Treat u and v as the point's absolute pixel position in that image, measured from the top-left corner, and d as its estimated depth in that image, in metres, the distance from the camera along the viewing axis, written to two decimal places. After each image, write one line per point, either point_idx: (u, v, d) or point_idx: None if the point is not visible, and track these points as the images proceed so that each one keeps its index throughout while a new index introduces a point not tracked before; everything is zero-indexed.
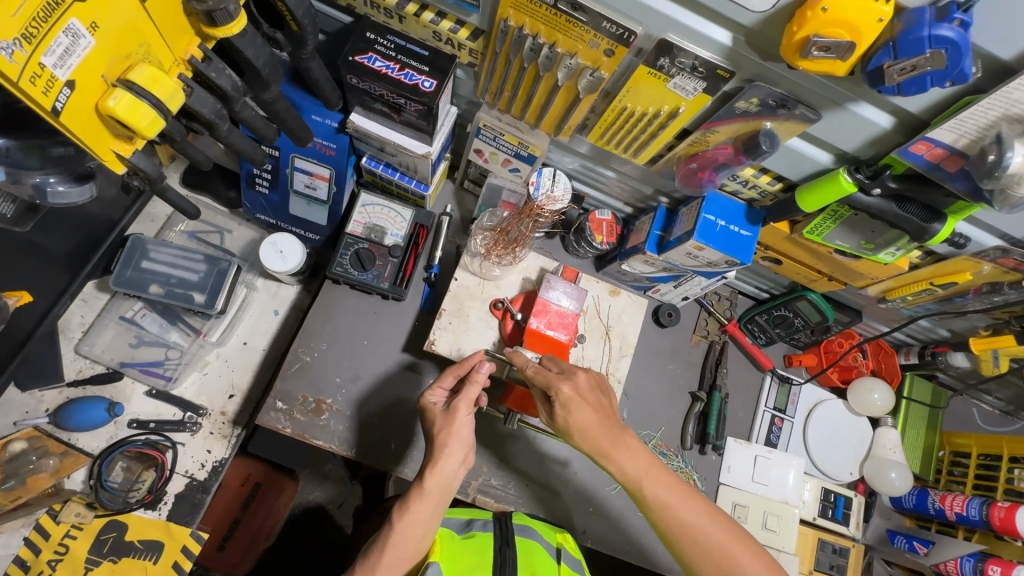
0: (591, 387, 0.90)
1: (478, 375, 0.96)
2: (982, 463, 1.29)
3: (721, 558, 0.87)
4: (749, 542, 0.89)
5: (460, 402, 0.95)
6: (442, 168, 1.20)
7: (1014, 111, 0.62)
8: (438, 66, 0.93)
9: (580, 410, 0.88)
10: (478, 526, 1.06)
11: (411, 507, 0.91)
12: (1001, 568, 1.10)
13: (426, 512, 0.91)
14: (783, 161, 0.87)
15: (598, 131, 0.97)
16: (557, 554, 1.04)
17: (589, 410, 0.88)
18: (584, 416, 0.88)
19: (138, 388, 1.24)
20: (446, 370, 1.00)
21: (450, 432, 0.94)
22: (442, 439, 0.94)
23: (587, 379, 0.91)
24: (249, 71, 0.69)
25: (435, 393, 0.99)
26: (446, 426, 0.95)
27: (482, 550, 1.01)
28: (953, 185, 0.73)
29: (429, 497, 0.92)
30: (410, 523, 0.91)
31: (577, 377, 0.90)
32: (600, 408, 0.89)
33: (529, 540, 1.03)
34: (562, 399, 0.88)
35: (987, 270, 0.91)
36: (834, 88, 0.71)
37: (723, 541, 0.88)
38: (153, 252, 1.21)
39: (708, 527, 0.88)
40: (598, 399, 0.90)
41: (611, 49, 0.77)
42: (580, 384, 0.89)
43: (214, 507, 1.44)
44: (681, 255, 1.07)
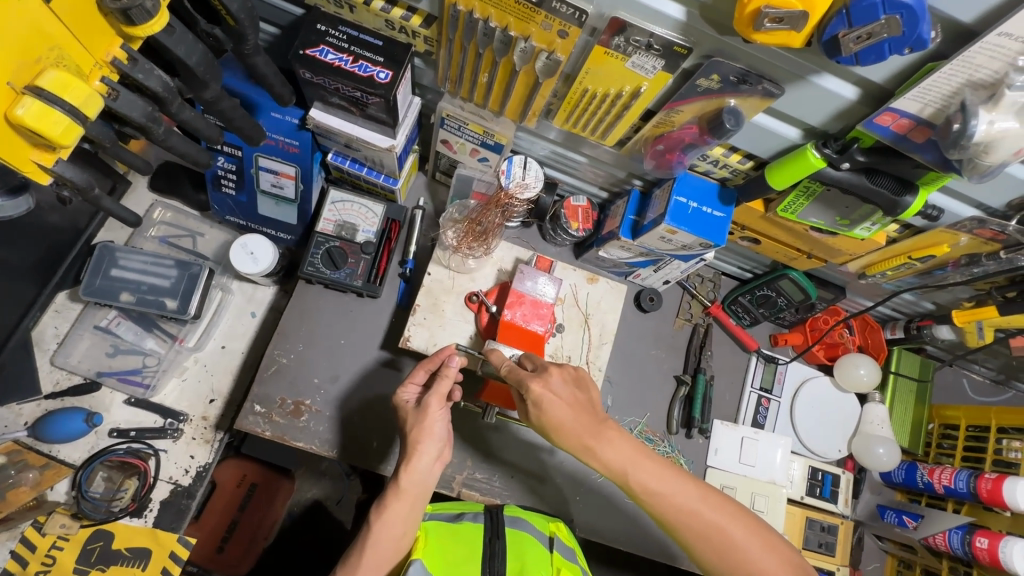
0: (566, 382, 0.88)
1: (450, 370, 0.95)
2: (971, 435, 1.28)
3: (719, 540, 0.83)
4: (745, 519, 0.85)
5: (431, 397, 0.95)
6: (410, 160, 1.18)
7: (978, 76, 0.59)
8: (393, 56, 0.90)
9: (552, 406, 0.85)
10: (469, 517, 1.06)
11: (388, 505, 0.91)
12: (989, 538, 1.10)
13: (405, 509, 0.91)
14: (751, 138, 0.84)
15: (562, 116, 0.94)
16: (549, 544, 1.03)
17: (563, 408, 0.85)
18: (558, 413, 0.85)
19: (117, 397, 1.23)
20: (418, 366, 0.99)
21: (422, 427, 0.94)
22: (415, 436, 0.93)
23: (561, 375, 0.88)
24: (183, 71, 0.67)
25: (409, 390, 0.99)
26: (418, 423, 0.94)
27: (470, 539, 1.01)
28: (921, 157, 0.70)
29: (405, 495, 0.92)
30: (387, 522, 0.90)
31: (550, 373, 0.88)
32: (576, 404, 0.86)
33: (519, 531, 1.02)
34: (539, 399, 0.86)
35: (965, 242, 0.89)
36: (794, 60, 0.68)
37: (717, 521, 0.83)
38: (122, 259, 1.20)
39: (701, 509, 0.83)
40: (575, 395, 0.87)
41: (565, 30, 0.74)
42: (551, 381, 0.86)
43: (211, 512, 1.40)
44: (655, 239, 1.04)
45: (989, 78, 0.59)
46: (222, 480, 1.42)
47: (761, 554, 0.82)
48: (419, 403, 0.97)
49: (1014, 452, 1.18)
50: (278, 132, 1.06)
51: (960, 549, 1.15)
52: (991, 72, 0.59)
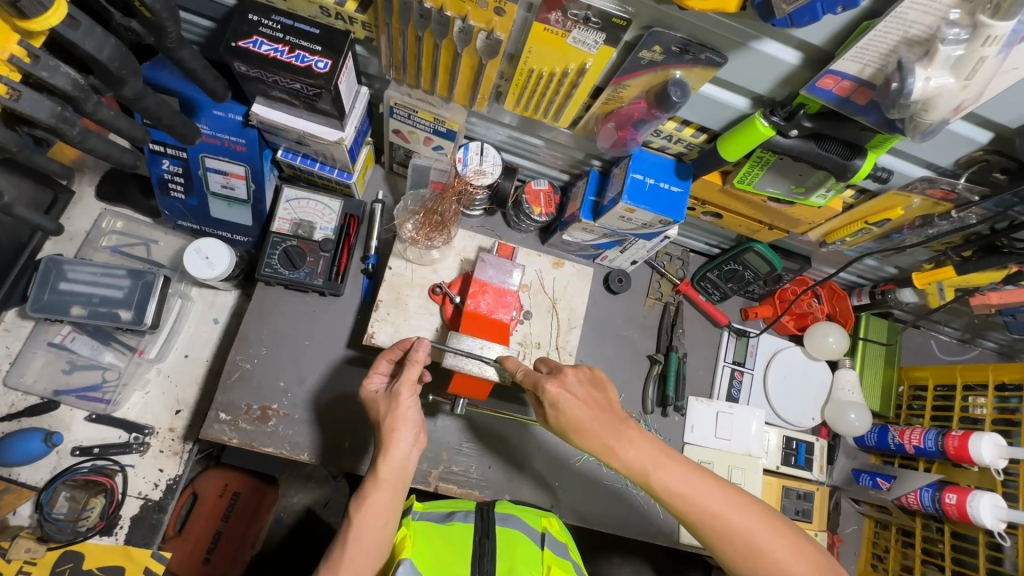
0: (582, 383, 0.87)
1: (418, 355, 0.93)
2: (939, 394, 1.30)
3: (745, 545, 0.79)
4: (774, 522, 0.81)
5: (402, 385, 0.93)
6: (364, 153, 1.15)
7: (913, 33, 0.59)
8: (331, 44, 0.87)
9: (574, 408, 0.84)
10: (459, 516, 1.04)
11: (368, 496, 0.88)
12: (957, 494, 1.11)
13: (385, 500, 0.89)
14: (701, 110, 0.83)
15: (511, 98, 0.92)
16: (540, 541, 1.01)
17: (586, 413, 0.84)
18: (578, 413, 0.84)
19: (77, 414, 1.20)
20: (381, 356, 0.98)
21: (396, 415, 0.91)
22: (390, 423, 0.91)
23: (576, 376, 0.88)
24: (97, 68, 0.64)
25: (375, 380, 0.97)
26: (390, 411, 0.92)
27: (460, 542, 0.98)
28: (865, 119, 0.70)
29: (384, 485, 0.89)
30: (369, 513, 0.87)
31: (566, 374, 0.88)
32: (598, 405, 0.85)
33: (511, 530, 1.00)
34: (555, 400, 0.85)
35: (917, 204, 0.89)
36: (733, 26, 0.67)
37: (741, 525, 0.80)
38: (71, 272, 1.15)
39: (727, 513, 0.80)
40: (590, 394, 0.86)
41: (501, 7, 0.72)
42: (568, 380, 0.86)
43: (194, 521, 1.34)
44: (615, 219, 1.03)
45: (923, 34, 0.59)
46: (203, 489, 1.36)
47: (790, 559, 0.79)
48: (388, 390, 0.95)
49: (979, 408, 1.20)
50: (223, 131, 1.02)
51: (931, 506, 1.16)
52: (925, 27, 0.58)
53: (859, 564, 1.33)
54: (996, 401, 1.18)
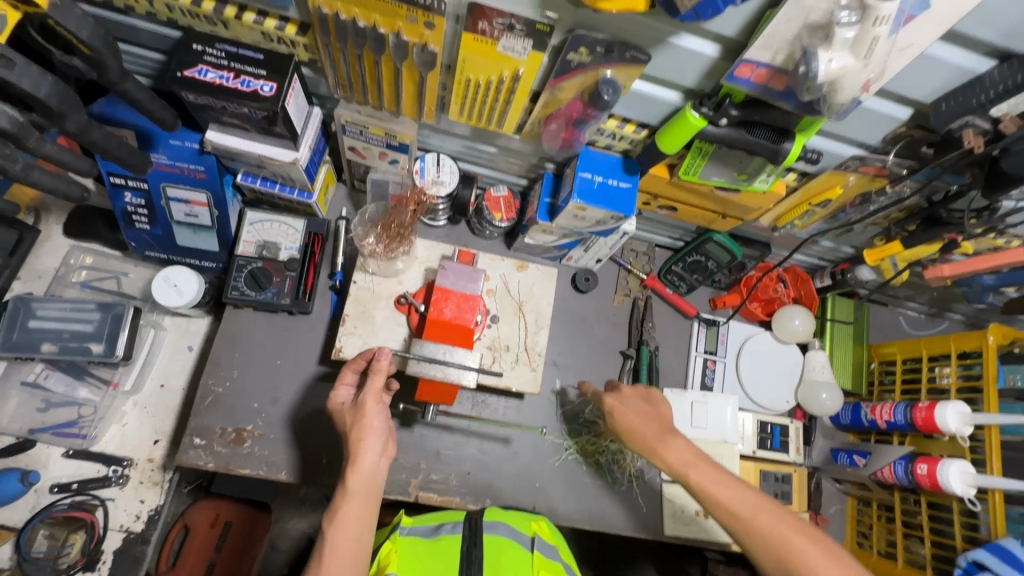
0: (637, 398, 0.98)
1: (381, 364, 0.93)
2: (907, 368, 1.32)
3: (775, 547, 0.80)
4: (803, 529, 0.81)
5: (367, 395, 0.94)
6: (324, 171, 1.17)
7: (813, 18, 0.61)
8: (276, 68, 0.89)
9: (632, 421, 0.94)
10: (447, 528, 1.04)
11: (341, 509, 0.88)
12: (928, 464, 1.11)
13: (357, 510, 0.88)
14: (636, 106, 0.86)
15: (456, 108, 0.95)
16: (530, 544, 1.02)
17: (638, 421, 0.94)
18: (630, 420, 0.94)
19: (54, 452, 1.20)
20: (346, 367, 1.00)
21: (362, 425, 0.93)
22: (357, 434, 0.92)
23: (633, 392, 0.99)
24: (37, 106, 0.66)
25: (342, 391, 0.98)
26: (357, 421, 0.93)
27: (449, 553, 0.98)
28: (785, 103, 0.73)
29: (354, 496, 0.90)
30: (343, 526, 0.87)
31: (623, 388, 1.00)
32: (649, 412, 0.95)
33: (498, 536, 1.01)
34: (616, 402, 0.96)
35: (854, 181, 0.92)
36: (649, 24, 0.70)
37: (770, 528, 0.81)
38: (40, 309, 1.16)
39: (756, 515, 0.82)
40: (645, 406, 0.96)
41: (430, 20, 0.75)
42: (625, 392, 0.98)
43: (186, 553, 1.28)
44: (569, 218, 1.06)
45: (823, 18, 0.61)
46: (193, 520, 1.30)
47: (822, 567, 0.78)
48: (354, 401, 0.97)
49: (945, 378, 1.22)
50: (181, 159, 1.05)
51: (905, 479, 1.17)
52: (823, 12, 0.61)
53: (846, 540, 1.34)
54: (960, 370, 1.20)
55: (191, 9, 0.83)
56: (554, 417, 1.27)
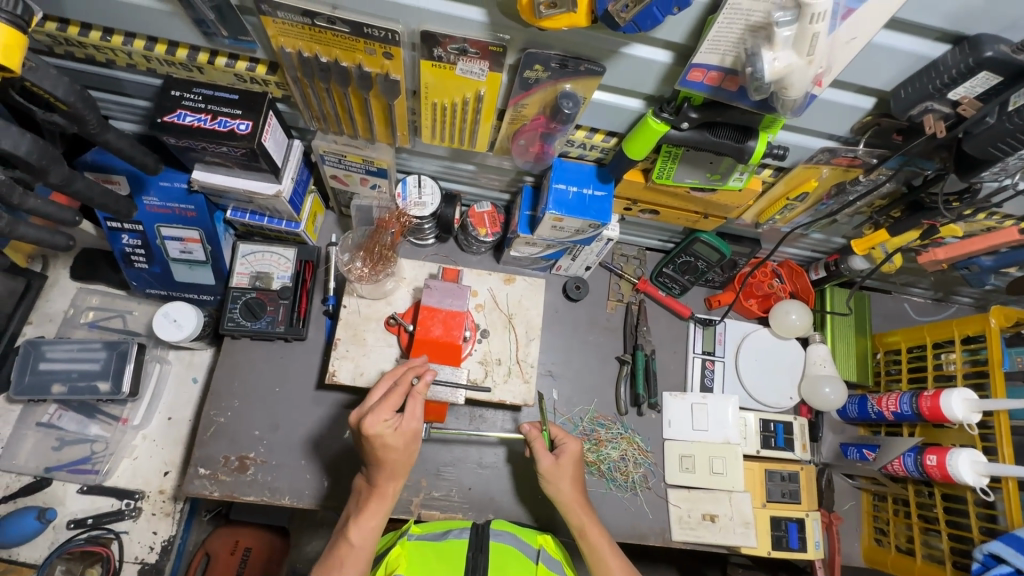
0: (570, 461, 1.03)
1: (420, 387, 0.94)
2: (913, 357, 1.28)
3: None
4: None
5: (411, 421, 0.94)
6: (310, 200, 1.20)
7: (753, 20, 0.62)
8: (251, 107, 0.92)
9: (562, 481, 1.02)
10: (455, 533, 1.02)
11: (364, 515, 0.96)
12: (937, 455, 1.08)
13: (375, 519, 0.96)
14: (601, 116, 0.87)
15: (428, 132, 0.97)
16: (535, 555, 0.99)
17: (567, 481, 1.02)
18: (562, 483, 1.02)
19: (69, 488, 1.24)
20: (389, 391, 0.94)
21: (406, 450, 0.95)
22: (401, 459, 0.95)
23: (569, 454, 1.04)
24: (19, 163, 0.70)
25: (381, 415, 0.92)
26: (404, 446, 0.94)
27: (457, 558, 0.96)
28: (741, 103, 0.73)
29: (380, 505, 0.97)
30: (363, 530, 0.95)
31: (569, 448, 1.04)
32: (576, 479, 1.03)
33: (505, 545, 0.99)
34: (564, 452, 1.04)
35: (828, 173, 0.91)
36: (598, 38, 0.71)
37: None
38: (49, 351, 1.21)
39: None
40: (575, 471, 1.03)
41: (387, 51, 0.77)
42: (569, 455, 1.03)
43: None
44: (548, 229, 1.07)
45: (763, 19, 0.62)
46: (214, 547, 1.34)
47: None
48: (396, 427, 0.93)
49: (952, 364, 1.19)
50: (171, 200, 1.09)
51: (915, 471, 1.14)
52: (764, 12, 0.61)
53: (863, 540, 1.30)
54: (966, 355, 1.17)
55: (167, 58, 0.87)
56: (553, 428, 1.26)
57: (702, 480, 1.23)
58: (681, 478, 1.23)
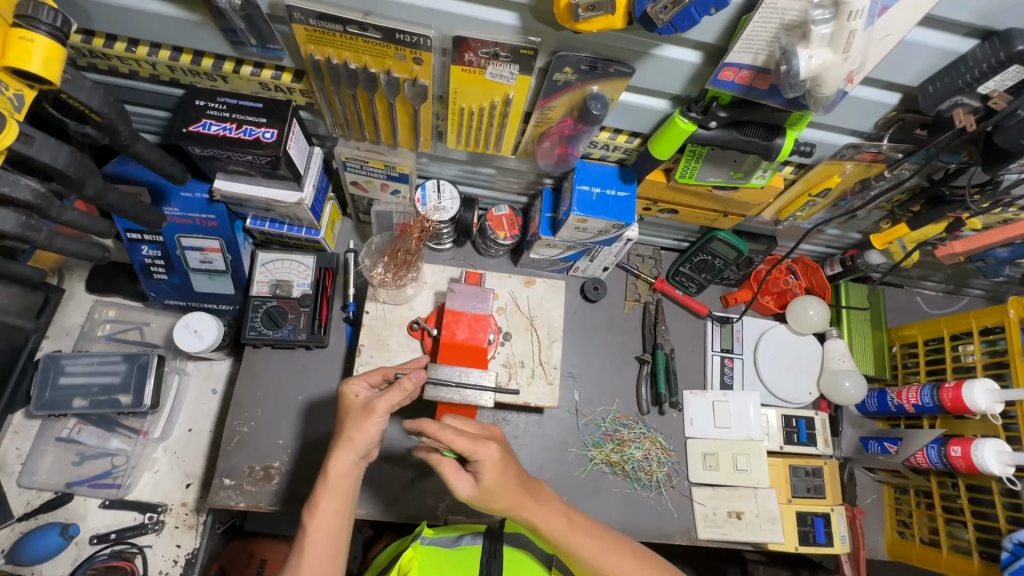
0: (493, 473, 0.80)
1: (406, 382, 0.89)
2: (930, 349, 1.29)
3: None
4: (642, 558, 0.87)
5: (379, 398, 0.88)
6: (329, 208, 1.20)
7: (788, 19, 0.63)
8: (276, 115, 0.92)
9: (495, 497, 0.81)
10: (468, 538, 0.99)
11: (318, 506, 0.84)
12: (961, 446, 1.09)
13: (333, 508, 0.84)
14: (626, 117, 0.88)
15: (451, 135, 0.97)
16: (548, 561, 0.96)
17: (504, 494, 0.81)
18: (496, 496, 0.81)
19: (91, 503, 1.23)
20: (374, 368, 0.96)
21: (360, 426, 0.87)
22: (350, 435, 0.87)
23: (489, 465, 0.80)
24: (55, 175, 0.70)
25: (356, 385, 0.93)
26: (360, 419, 0.87)
27: (469, 565, 0.94)
28: (771, 101, 0.74)
29: (332, 493, 0.85)
30: (319, 523, 0.83)
31: (489, 446, 0.80)
32: (511, 476, 0.82)
33: (518, 553, 0.95)
34: (481, 466, 0.80)
35: (851, 169, 0.92)
36: (630, 40, 0.71)
37: None
38: (68, 365, 1.20)
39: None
40: (505, 478, 0.81)
41: (417, 56, 0.78)
42: (489, 460, 0.80)
43: None
44: (571, 231, 1.07)
45: (798, 18, 0.63)
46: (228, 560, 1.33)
47: None
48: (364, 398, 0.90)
49: (970, 355, 1.20)
50: (193, 210, 1.09)
51: (939, 463, 1.15)
52: (799, 11, 0.62)
53: (887, 534, 1.31)
54: (985, 346, 1.18)
55: (192, 67, 0.87)
56: (576, 429, 1.26)
57: (726, 478, 1.23)
58: (706, 476, 1.24)
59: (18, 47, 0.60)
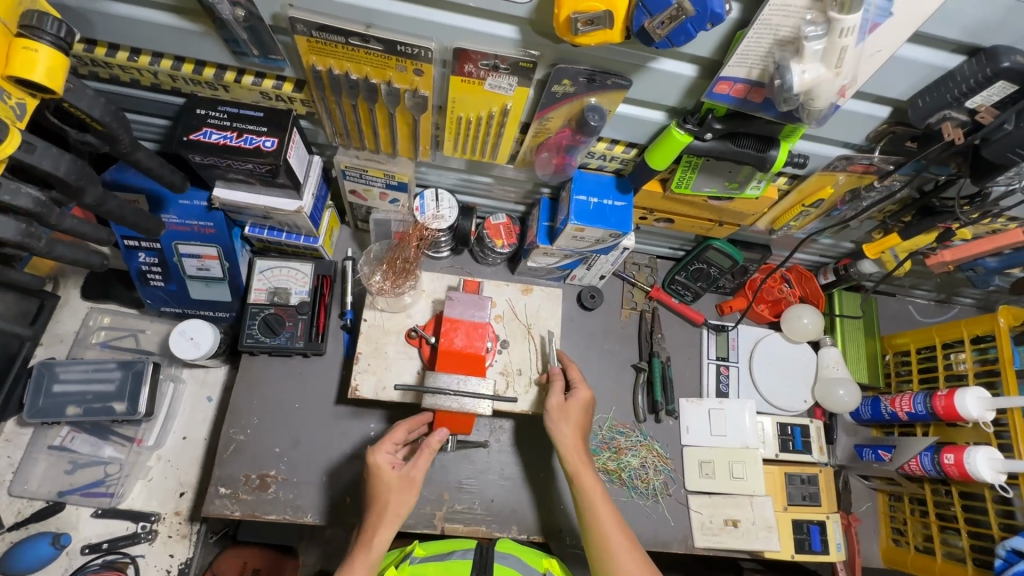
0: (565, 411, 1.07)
1: (433, 442, 0.99)
2: (922, 357, 1.31)
3: (604, 552, 0.98)
4: (634, 552, 0.98)
5: (417, 470, 0.98)
6: (327, 215, 1.20)
7: (782, 34, 0.64)
8: (276, 124, 0.93)
9: (567, 422, 1.06)
10: (458, 554, 0.99)
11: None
12: (954, 453, 1.10)
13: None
14: (623, 128, 0.89)
15: (450, 145, 0.98)
16: None
17: (570, 424, 1.06)
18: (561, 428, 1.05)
19: (83, 512, 1.22)
20: (397, 426, 1.02)
21: (402, 502, 0.96)
22: (394, 508, 0.96)
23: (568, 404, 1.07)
24: (57, 183, 0.71)
25: (387, 448, 0.99)
26: (399, 496, 0.96)
27: None
28: (766, 114, 0.76)
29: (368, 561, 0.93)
30: None
31: (580, 391, 1.09)
32: (577, 424, 1.07)
33: (509, 567, 0.97)
34: (575, 397, 1.09)
35: (844, 180, 0.94)
36: (627, 53, 0.73)
37: (606, 536, 0.99)
38: (63, 372, 1.20)
39: (609, 531, 0.99)
40: (576, 418, 1.07)
41: (418, 69, 0.79)
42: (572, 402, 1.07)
43: None
44: (569, 239, 1.08)
45: (791, 33, 0.64)
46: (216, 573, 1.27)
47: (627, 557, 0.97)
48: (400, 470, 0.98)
49: (961, 363, 1.21)
50: (191, 218, 1.09)
51: (933, 470, 1.15)
52: (792, 27, 0.64)
53: (881, 541, 1.32)
54: (976, 355, 1.19)
55: (194, 76, 0.88)
56: None
57: (723, 485, 1.24)
58: (703, 484, 1.24)
59: (22, 56, 0.61)
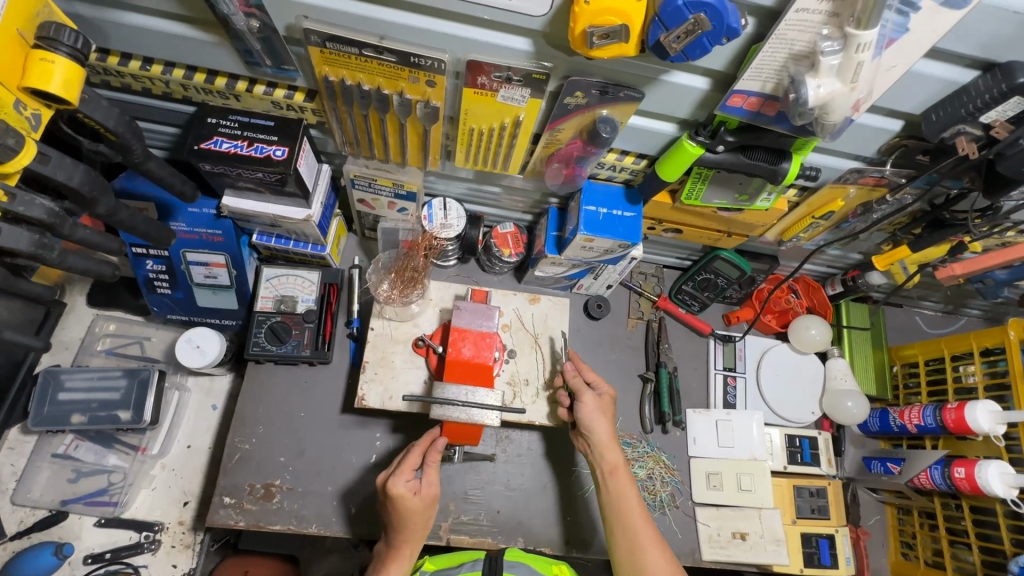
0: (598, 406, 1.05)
1: (433, 455, 0.99)
2: (931, 369, 1.30)
3: (636, 548, 0.96)
4: (664, 549, 0.97)
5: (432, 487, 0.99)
6: (335, 224, 1.20)
7: (796, 49, 0.64)
8: (287, 133, 0.93)
9: (600, 419, 1.04)
10: (467, 565, 0.97)
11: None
12: (965, 467, 1.09)
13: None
14: (634, 139, 0.89)
15: (460, 155, 0.98)
16: None
17: (604, 420, 1.04)
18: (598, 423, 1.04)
19: (86, 521, 1.21)
20: (412, 450, 0.99)
21: (423, 522, 0.98)
22: (421, 529, 0.98)
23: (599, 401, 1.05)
24: (70, 193, 0.71)
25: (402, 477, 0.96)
26: (422, 519, 0.97)
27: None
28: (779, 127, 0.75)
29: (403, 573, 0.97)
30: None
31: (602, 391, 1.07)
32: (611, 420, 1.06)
33: None
34: (603, 394, 1.07)
35: (854, 193, 0.94)
36: (641, 66, 0.73)
37: (637, 533, 0.98)
38: (68, 380, 1.19)
39: (639, 527, 0.98)
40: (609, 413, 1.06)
41: (431, 80, 0.79)
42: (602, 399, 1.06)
43: None
44: (577, 250, 1.08)
45: (806, 48, 0.64)
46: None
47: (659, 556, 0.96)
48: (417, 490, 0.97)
49: (971, 376, 1.21)
50: (199, 226, 1.09)
51: (943, 484, 1.15)
52: (807, 42, 0.64)
53: (890, 555, 1.31)
54: (986, 367, 1.19)
55: (205, 86, 0.88)
56: None
57: (731, 498, 1.22)
58: (711, 496, 1.23)
59: (39, 68, 0.61)
